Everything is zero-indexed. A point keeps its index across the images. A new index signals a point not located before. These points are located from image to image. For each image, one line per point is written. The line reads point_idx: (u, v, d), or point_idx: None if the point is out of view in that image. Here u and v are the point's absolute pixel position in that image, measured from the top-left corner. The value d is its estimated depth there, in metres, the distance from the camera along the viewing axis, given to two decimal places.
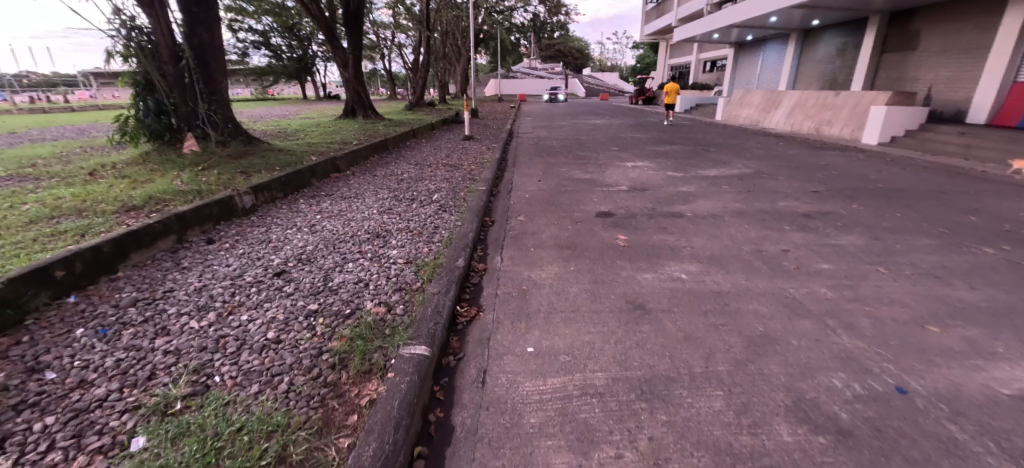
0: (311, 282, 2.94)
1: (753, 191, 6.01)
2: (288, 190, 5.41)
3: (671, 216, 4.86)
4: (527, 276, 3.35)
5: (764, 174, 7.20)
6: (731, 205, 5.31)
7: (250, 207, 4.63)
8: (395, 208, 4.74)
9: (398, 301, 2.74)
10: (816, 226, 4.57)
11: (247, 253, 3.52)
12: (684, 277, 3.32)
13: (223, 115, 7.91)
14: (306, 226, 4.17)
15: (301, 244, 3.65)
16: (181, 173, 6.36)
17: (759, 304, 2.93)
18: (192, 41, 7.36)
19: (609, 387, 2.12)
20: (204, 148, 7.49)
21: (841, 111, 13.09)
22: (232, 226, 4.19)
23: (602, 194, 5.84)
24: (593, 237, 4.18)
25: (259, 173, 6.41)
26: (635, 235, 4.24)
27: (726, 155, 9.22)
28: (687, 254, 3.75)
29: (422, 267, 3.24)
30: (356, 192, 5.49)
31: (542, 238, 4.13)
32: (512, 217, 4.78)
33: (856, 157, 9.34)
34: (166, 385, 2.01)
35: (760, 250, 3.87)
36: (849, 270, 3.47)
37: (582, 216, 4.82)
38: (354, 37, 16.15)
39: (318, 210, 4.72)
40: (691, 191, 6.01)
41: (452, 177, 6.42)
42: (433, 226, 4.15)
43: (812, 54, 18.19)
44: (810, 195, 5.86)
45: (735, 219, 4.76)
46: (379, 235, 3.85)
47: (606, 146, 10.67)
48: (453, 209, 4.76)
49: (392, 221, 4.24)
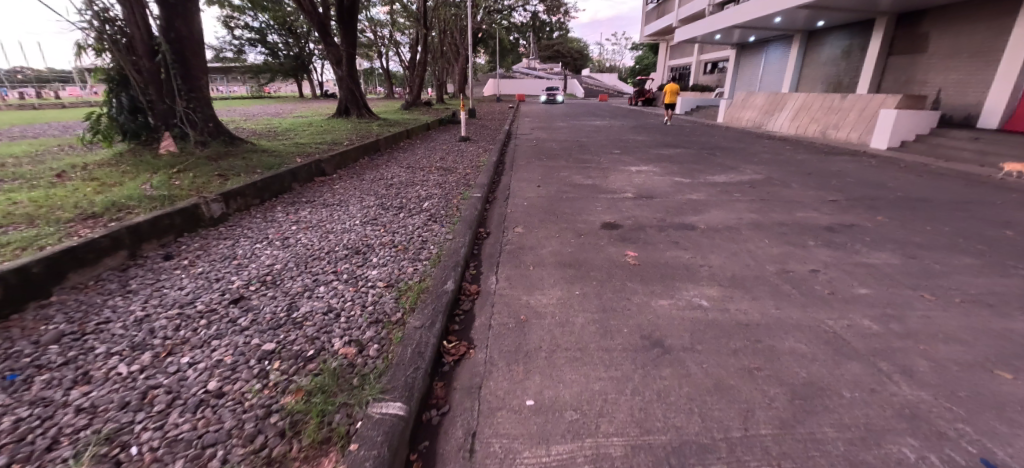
0: (272, 313, 2.50)
1: (768, 200, 5.59)
2: (265, 196, 4.98)
3: (683, 228, 4.44)
4: (525, 301, 2.93)
5: (776, 181, 6.79)
6: (746, 216, 4.90)
7: (220, 216, 4.18)
8: (380, 217, 4.31)
9: (373, 337, 2.30)
10: (843, 241, 4.16)
11: (206, 273, 3.09)
12: (705, 304, 2.90)
13: (202, 113, 7.58)
14: (280, 238, 3.74)
15: (271, 262, 3.24)
16: (153, 176, 5.91)
17: (796, 341, 2.51)
18: (169, 35, 7.01)
19: (629, 460, 1.69)
20: (181, 149, 7.05)
21: (848, 114, 12.74)
22: (196, 239, 3.75)
23: (604, 202, 5.42)
24: (599, 253, 3.76)
25: (238, 176, 5.96)
26: (644, 251, 3.82)
27: (733, 159, 8.81)
28: (705, 275, 3.33)
29: (404, 291, 2.81)
30: (340, 199, 5.06)
31: (541, 254, 3.71)
32: (509, 229, 4.37)
33: (867, 163, 8.97)
34: (64, 461, 1.57)
35: (785, 270, 3.45)
36: (890, 297, 3.07)
37: (585, 228, 4.40)
38: (348, 34, 15.64)
39: (295, 219, 4.29)
40: (702, 199, 5.59)
41: (445, 182, 6.00)
42: (420, 240, 3.72)
43: (816, 56, 17.85)
44: (829, 205, 5.45)
45: (753, 232, 4.36)
46: (359, 251, 3.42)
47: (607, 149, 10.28)
48: (444, 220, 4.33)
49: (375, 234, 3.81)
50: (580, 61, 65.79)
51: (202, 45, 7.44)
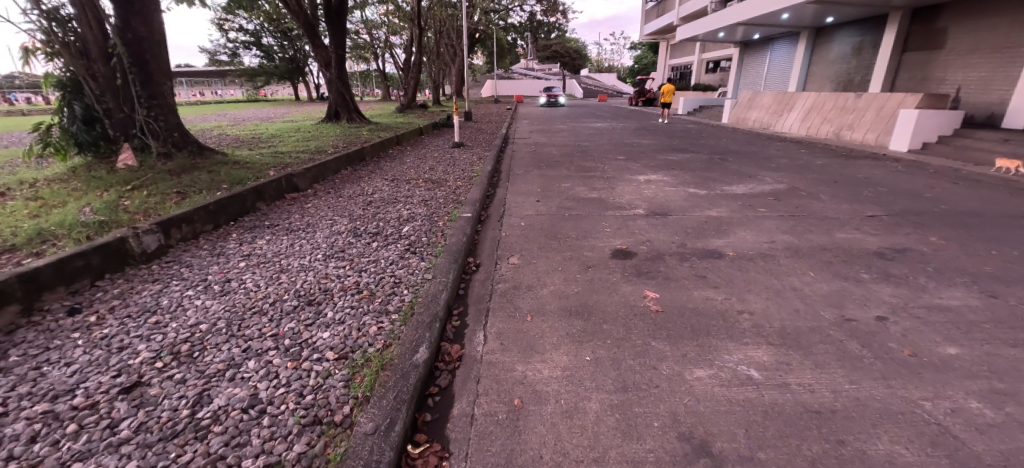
0: (169, 413, 1.82)
1: (799, 217, 4.90)
2: (220, 221, 4.29)
3: (708, 256, 3.76)
4: (521, 373, 2.25)
5: (802, 192, 6.10)
6: (779, 238, 4.22)
7: (155, 250, 3.47)
8: (349, 248, 3.62)
9: (301, 458, 1.60)
10: (901, 272, 3.49)
11: (109, 339, 2.40)
12: (756, 377, 2.22)
13: (166, 122, 6.85)
14: (219, 280, 3.04)
15: (200, 316, 2.57)
16: (102, 195, 5.22)
17: (892, 442, 1.83)
18: (126, 36, 6.34)
19: None
20: (142, 162, 6.36)
21: (864, 114, 12.06)
22: (120, 283, 3.05)
23: (612, 222, 4.72)
24: (612, 294, 3.08)
25: (198, 195, 5.30)
26: (666, 290, 3.13)
27: (749, 165, 8.14)
28: (749, 328, 2.65)
29: (360, 366, 2.11)
30: (308, 222, 4.38)
31: (541, 296, 3.04)
32: (502, 259, 3.69)
33: (893, 168, 8.29)
34: None
35: (844, 321, 2.77)
36: (991, 359, 2.38)
37: (593, 257, 3.72)
38: (337, 35, 14.92)
39: (247, 252, 3.60)
40: (724, 217, 4.91)
41: (432, 199, 5.32)
42: (393, 281, 3.01)
43: (824, 53, 17.18)
44: (869, 222, 4.77)
45: (793, 260, 3.68)
46: (312, 301, 2.71)
47: (611, 155, 9.58)
48: (426, 249, 3.63)
49: (338, 273, 3.11)
50: (578, 61, 65.19)
51: (165, 48, 6.77)
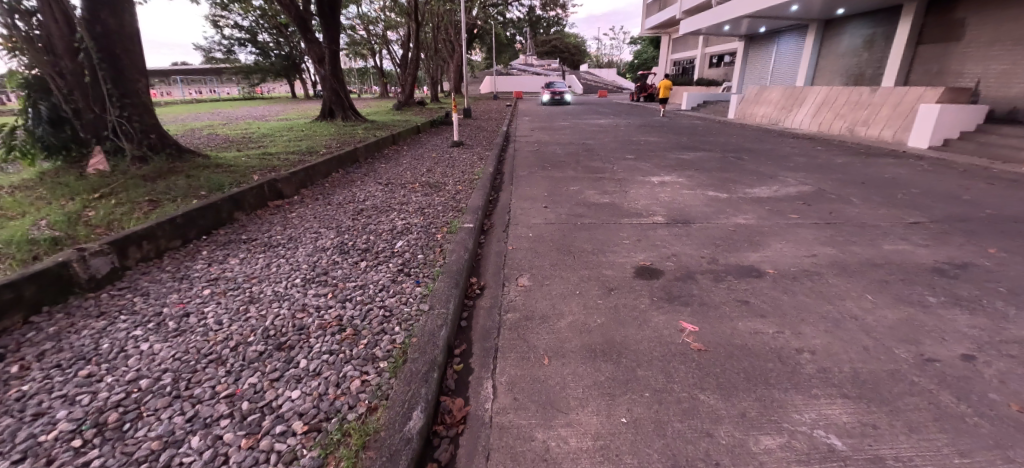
0: None
1: (835, 225, 4.42)
2: (190, 235, 3.80)
3: (747, 274, 3.28)
4: (540, 444, 1.77)
5: (830, 195, 5.61)
6: (821, 251, 3.73)
7: (107, 275, 3.00)
8: (332, 270, 3.12)
9: None
10: (972, 294, 3.00)
11: (23, 400, 1.92)
12: (840, 448, 1.75)
13: (140, 122, 6.33)
14: (175, 315, 2.56)
15: (145, 367, 2.10)
16: (66, 205, 4.73)
17: None
18: (94, 29, 5.83)
19: None
20: (114, 167, 5.86)
21: (881, 108, 11.55)
22: (58, 319, 2.56)
23: (630, 231, 4.24)
24: (641, 326, 2.60)
25: (172, 203, 4.83)
26: (706, 321, 2.64)
27: (766, 165, 7.67)
28: (814, 375, 2.16)
29: (335, 444, 1.63)
30: (290, 236, 3.90)
31: (558, 331, 2.55)
32: (510, 280, 3.21)
33: (919, 167, 7.81)
34: None
35: (926, 362, 2.29)
36: None
37: (614, 277, 3.24)
38: (331, 30, 14.35)
39: (214, 275, 3.11)
40: (753, 224, 4.44)
41: (429, 206, 4.84)
42: (383, 315, 2.52)
43: (834, 46, 16.66)
44: (915, 230, 4.29)
45: (844, 279, 3.20)
46: (283, 344, 2.22)
47: (618, 154, 9.09)
48: (422, 271, 3.14)
49: (317, 304, 2.62)
50: (577, 57, 64.52)
51: (137, 42, 6.28)
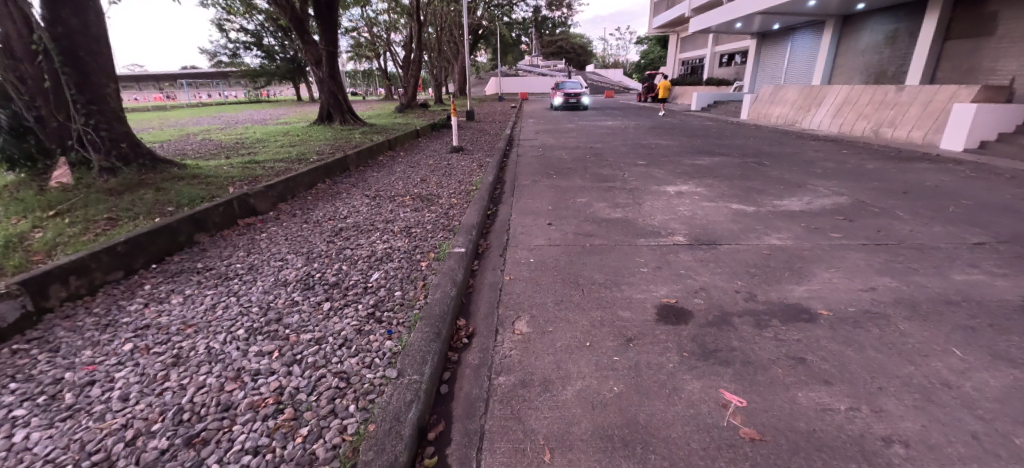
0: None
1: (887, 247, 3.79)
2: (135, 265, 3.27)
3: (797, 316, 2.68)
4: None
5: (871, 208, 4.97)
6: (880, 283, 3.10)
7: (17, 322, 2.46)
8: (285, 316, 2.55)
9: None
10: None
11: None
12: None
13: (109, 131, 5.87)
14: (76, 384, 2.02)
15: None
16: (11, 224, 4.21)
17: None
18: (55, 29, 5.34)
19: None
20: (79, 179, 5.38)
21: (910, 108, 10.80)
22: None
23: (648, 257, 3.64)
24: (672, 398, 2.01)
25: (133, 222, 4.31)
26: (755, 390, 2.04)
27: (791, 171, 7.03)
28: None
29: None
30: (251, 265, 3.35)
31: (564, 407, 1.97)
32: (506, 326, 2.62)
33: (960, 172, 7.12)
34: None
35: None
36: None
37: (634, 320, 2.66)
38: (328, 32, 13.81)
39: (143, 322, 2.55)
40: (792, 246, 3.82)
41: (417, 224, 4.28)
42: (336, 388, 1.94)
43: (853, 43, 15.88)
44: (983, 254, 3.64)
45: (919, 324, 2.58)
46: (194, 439, 1.66)
47: (629, 159, 8.51)
48: (397, 315, 2.56)
49: (254, 371, 2.04)
50: (583, 57, 63.84)
51: (102, 43, 5.80)
